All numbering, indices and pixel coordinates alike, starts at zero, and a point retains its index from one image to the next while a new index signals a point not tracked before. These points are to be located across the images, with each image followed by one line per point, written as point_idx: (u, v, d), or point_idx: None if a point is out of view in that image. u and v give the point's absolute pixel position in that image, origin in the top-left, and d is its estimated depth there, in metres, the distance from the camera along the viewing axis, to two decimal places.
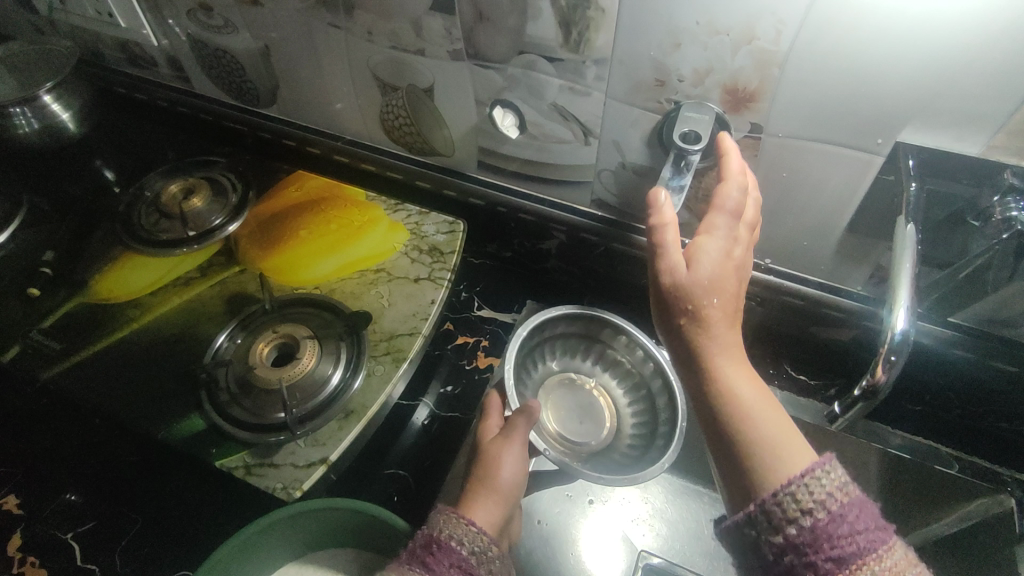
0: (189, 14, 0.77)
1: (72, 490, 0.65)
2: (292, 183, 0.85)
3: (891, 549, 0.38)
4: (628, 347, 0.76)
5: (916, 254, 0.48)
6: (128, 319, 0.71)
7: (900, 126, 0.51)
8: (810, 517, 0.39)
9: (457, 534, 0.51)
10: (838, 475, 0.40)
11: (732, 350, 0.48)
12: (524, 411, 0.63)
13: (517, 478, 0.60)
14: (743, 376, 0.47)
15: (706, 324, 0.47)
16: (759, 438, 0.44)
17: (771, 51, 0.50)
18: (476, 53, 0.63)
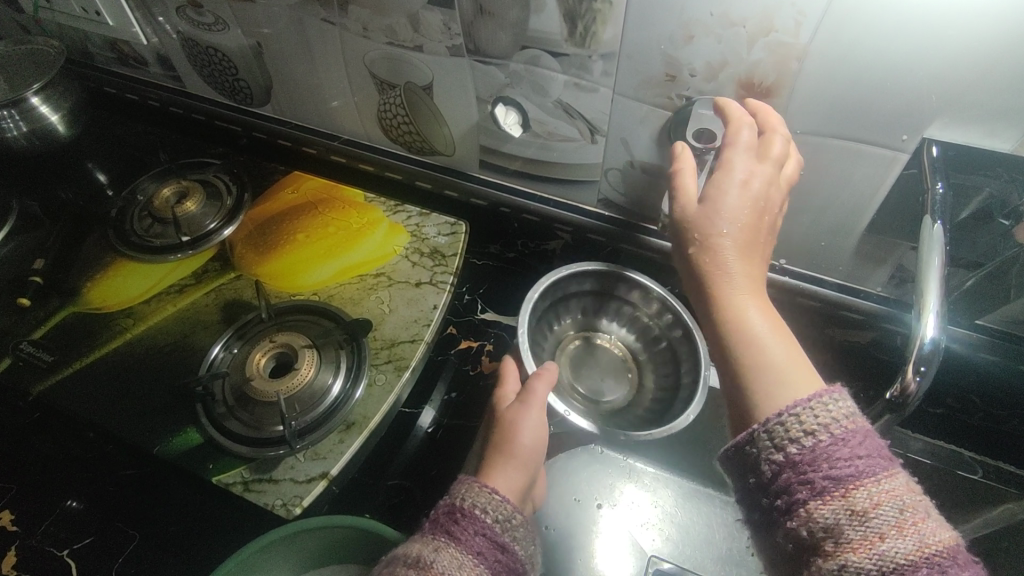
0: (179, 11, 0.74)
1: (73, 497, 0.64)
2: (289, 185, 0.83)
3: (893, 476, 0.36)
4: (646, 303, 0.74)
5: (945, 261, 0.45)
6: (122, 329, 0.69)
7: (926, 120, 0.48)
8: (811, 438, 0.38)
9: (480, 502, 0.51)
10: (846, 403, 0.39)
11: (747, 278, 0.47)
12: (542, 377, 0.63)
13: (537, 445, 0.59)
14: (754, 301, 0.46)
15: (717, 253, 0.47)
16: (765, 365, 0.43)
17: (790, 43, 0.47)
18: (477, 49, 0.60)
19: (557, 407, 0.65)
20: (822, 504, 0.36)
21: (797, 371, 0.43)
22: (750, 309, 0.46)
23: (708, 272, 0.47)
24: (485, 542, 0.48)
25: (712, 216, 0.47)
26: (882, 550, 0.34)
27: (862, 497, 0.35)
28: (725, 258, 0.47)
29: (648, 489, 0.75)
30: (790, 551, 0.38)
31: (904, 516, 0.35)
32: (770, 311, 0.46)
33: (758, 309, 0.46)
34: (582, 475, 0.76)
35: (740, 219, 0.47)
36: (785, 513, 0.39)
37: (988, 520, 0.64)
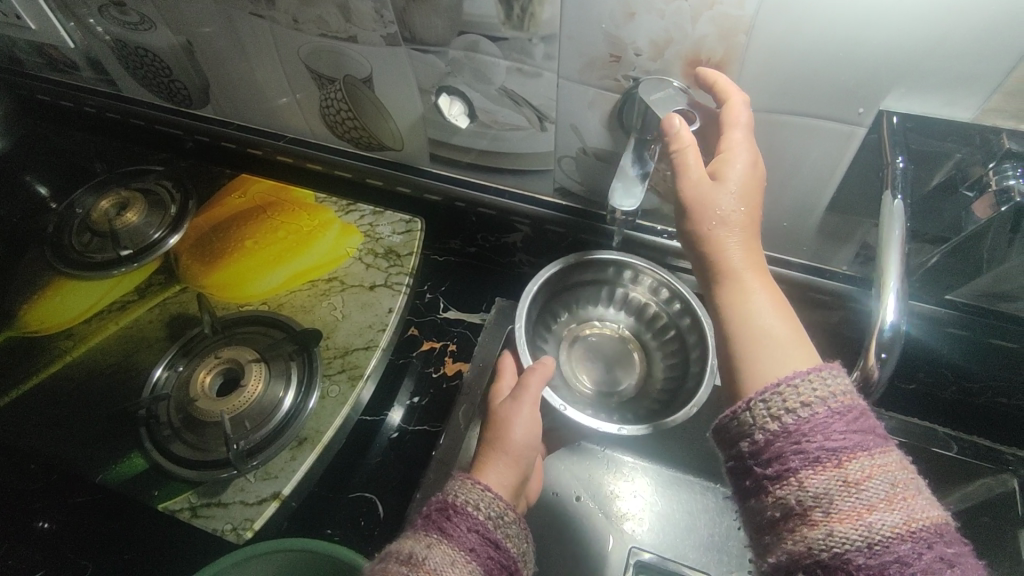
0: (102, 11, 0.69)
1: (43, 517, 0.61)
2: (236, 189, 0.79)
3: (886, 452, 0.35)
4: (651, 289, 0.70)
5: (905, 231, 0.43)
6: (61, 352, 0.65)
7: (883, 92, 0.46)
8: (808, 410, 0.36)
9: (473, 498, 0.48)
10: (844, 379, 0.38)
11: (749, 257, 0.47)
12: (537, 370, 0.61)
13: (531, 440, 0.57)
14: (757, 285, 0.46)
15: (717, 239, 0.47)
16: (760, 338, 0.44)
17: (735, 16, 0.44)
18: (413, 38, 0.56)
19: (552, 402, 0.62)
20: (813, 473, 0.35)
21: (790, 348, 0.43)
22: (752, 287, 0.46)
23: (712, 247, 0.47)
24: (478, 539, 0.46)
25: (709, 205, 0.46)
26: (869, 523, 0.32)
27: (855, 468, 0.34)
28: (724, 245, 0.46)
29: (626, 479, 0.73)
30: (772, 519, 0.36)
31: (894, 491, 0.33)
32: (776, 294, 0.46)
33: (762, 290, 0.46)
34: (559, 469, 0.74)
35: (743, 207, 0.46)
36: (772, 481, 0.37)
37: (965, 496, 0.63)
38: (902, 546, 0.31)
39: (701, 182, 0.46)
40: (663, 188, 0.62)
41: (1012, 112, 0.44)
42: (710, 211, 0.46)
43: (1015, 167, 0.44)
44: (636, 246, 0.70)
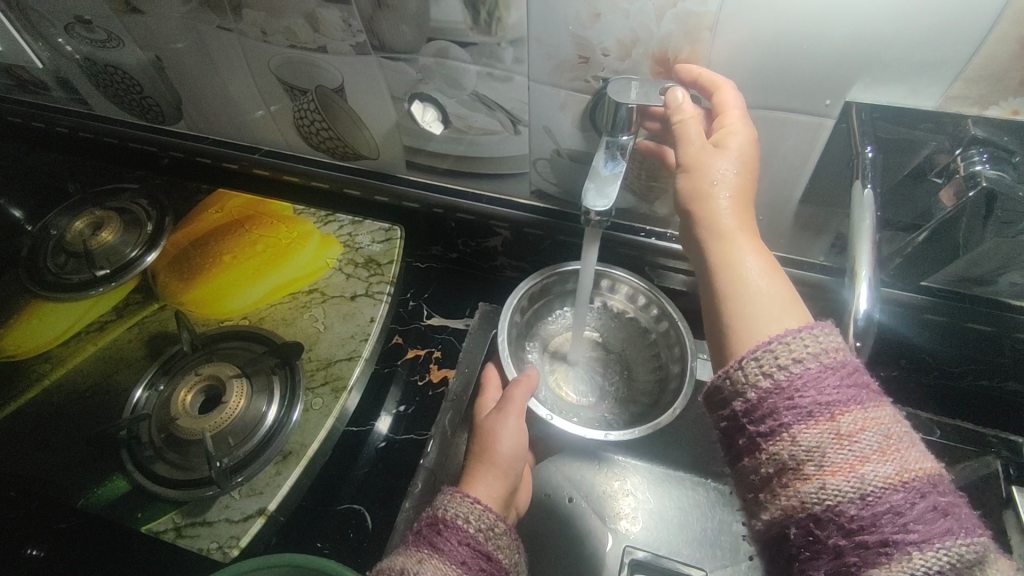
0: (69, 30, 0.68)
1: (33, 544, 0.60)
2: (213, 205, 0.79)
3: (878, 407, 0.35)
4: (628, 296, 0.72)
5: (875, 218, 0.43)
6: (40, 375, 0.65)
7: (848, 84, 0.46)
8: (800, 365, 0.36)
9: (462, 512, 0.49)
10: (837, 337, 0.38)
11: (736, 214, 0.45)
12: (522, 382, 0.61)
13: (518, 451, 0.57)
14: (747, 243, 0.44)
15: (708, 195, 0.45)
16: (743, 294, 0.43)
17: (698, 13, 0.45)
18: (382, 45, 0.56)
19: (540, 413, 0.62)
20: (806, 428, 0.35)
21: (781, 308, 0.41)
22: (739, 246, 0.44)
23: (699, 206, 0.46)
24: (469, 552, 0.46)
25: (703, 171, 0.46)
26: (862, 474, 0.32)
27: (848, 421, 0.34)
28: (712, 203, 0.45)
29: (618, 478, 0.73)
30: (766, 476, 0.36)
31: (887, 442, 0.33)
32: (767, 255, 0.44)
33: (751, 249, 0.44)
34: (551, 471, 0.74)
35: (738, 174, 0.46)
36: (765, 438, 0.36)
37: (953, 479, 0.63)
38: (895, 496, 0.32)
39: (704, 152, 0.46)
40: (638, 186, 0.62)
41: (975, 98, 0.44)
42: (706, 176, 0.46)
43: (980, 153, 0.45)
44: (615, 246, 0.69)
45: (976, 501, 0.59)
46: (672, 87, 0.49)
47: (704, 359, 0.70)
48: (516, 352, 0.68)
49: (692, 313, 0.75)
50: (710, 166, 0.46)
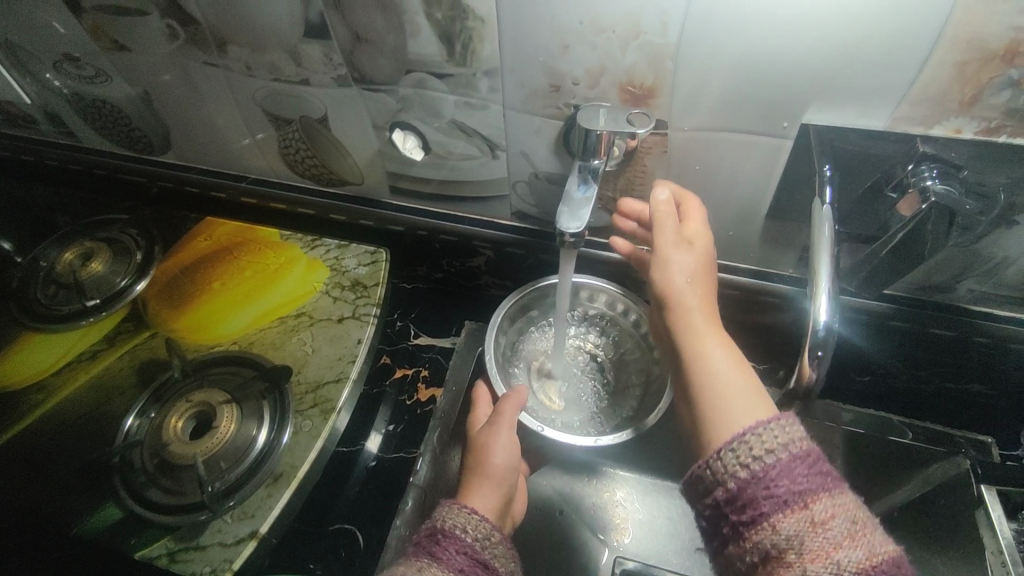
0: (57, 67, 0.70)
1: None
2: (201, 233, 0.80)
3: (843, 493, 0.37)
4: (608, 303, 0.73)
5: (834, 229, 0.45)
6: (31, 406, 0.65)
7: (803, 107, 0.49)
8: (773, 456, 0.38)
9: (460, 522, 0.50)
10: (801, 427, 0.40)
11: (706, 313, 0.50)
12: (511, 397, 0.62)
13: (511, 463, 0.59)
14: (716, 340, 0.49)
15: (676, 291, 0.51)
16: (712, 382, 0.46)
17: (660, 44, 0.47)
18: (363, 77, 0.59)
19: (529, 424, 0.63)
20: (784, 516, 0.36)
21: (749, 395, 0.44)
22: (710, 342, 0.49)
23: (673, 299, 0.51)
24: (466, 560, 0.48)
25: (670, 265, 0.51)
26: (838, 560, 0.34)
27: (820, 508, 0.36)
28: (682, 300, 0.51)
29: (607, 489, 0.75)
30: (750, 565, 0.37)
31: (855, 528, 0.35)
32: (735, 353, 0.49)
33: (720, 345, 0.49)
34: (540, 484, 0.75)
35: (698, 269, 0.52)
36: (746, 526, 0.38)
37: (927, 478, 0.64)
38: None
39: (671, 243, 0.52)
40: (614, 206, 0.65)
41: (919, 119, 0.47)
42: (675, 268, 0.51)
43: (930, 169, 0.47)
44: (594, 263, 0.72)
45: (947, 499, 0.61)
46: (639, 114, 0.50)
47: None
48: (502, 368, 0.69)
49: None
50: (679, 258, 0.51)
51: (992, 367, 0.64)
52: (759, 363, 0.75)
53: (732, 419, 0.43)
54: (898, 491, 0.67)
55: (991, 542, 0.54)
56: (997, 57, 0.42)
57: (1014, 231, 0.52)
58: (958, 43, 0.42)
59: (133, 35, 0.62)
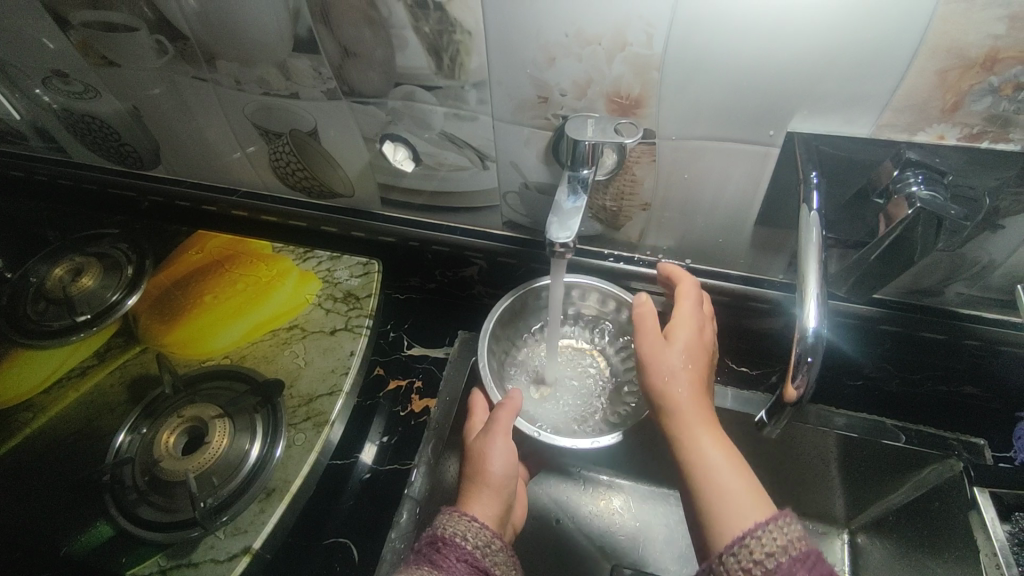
0: (46, 83, 0.70)
1: None
2: (193, 246, 0.80)
3: None
4: (599, 301, 0.71)
5: (821, 235, 0.45)
6: (20, 425, 0.65)
7: (789, 115, 0.50)
8: (773, 560, 0.40)
9: (460, 530, 0.51)
10: (799, 526, 0.42)
11: (698, 409, 0.50)
12: (507, 404, 0.60)
13: (510, 470, 0.58)
14: (708, 435, 0.49)
15: (664, 389, 0.51)
16: (710, 486, 0.46)
17: (645, 55, 0.48)
18: (352, 91, 0.59)
19: (524, 429, 0.60)
20: None
21: (744, 493, 0.45)
22: (702, 436, 0.49)
23: (663, 399, 0.51)
24: (467, 568, 0.48)
25: (656, 365, 0.52)
26: None
27: None
28: (670, 396, 0.51)
29: (603, 497, 0.75)
30: None
31: None
32: (729, 446, 0.49)
33: (712, 440, 0.49)
34: (536, 494, 0.75)
35: (686, 364, 0.52)
36: None
37: (920, 481, 0.64)
38: None
39: (656, 346, 0.53)
40: (604, 214, 0.65)
41: (903, 126, 0.48)
42: (661, 367, 0.52)
43: (915, 175, 0.47)
44: (586, 271, 0.72)
45: (942, 501, 0.61)
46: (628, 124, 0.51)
47: None
48: (496, 377, 0.69)
49: None
50: (665, 355, 0.52)
51: (982, 370, 0.65)
52: (751, 369, 0.75)
53: (731, 520, 0.44)
54: (893, 494, 0.67)
55: (985, 545, 0.54)
56: (975, 65, 0.42)
57: (998, 235, 0.53)
58: (937, 52, 0.42)
59: (121, 51, 0.63)
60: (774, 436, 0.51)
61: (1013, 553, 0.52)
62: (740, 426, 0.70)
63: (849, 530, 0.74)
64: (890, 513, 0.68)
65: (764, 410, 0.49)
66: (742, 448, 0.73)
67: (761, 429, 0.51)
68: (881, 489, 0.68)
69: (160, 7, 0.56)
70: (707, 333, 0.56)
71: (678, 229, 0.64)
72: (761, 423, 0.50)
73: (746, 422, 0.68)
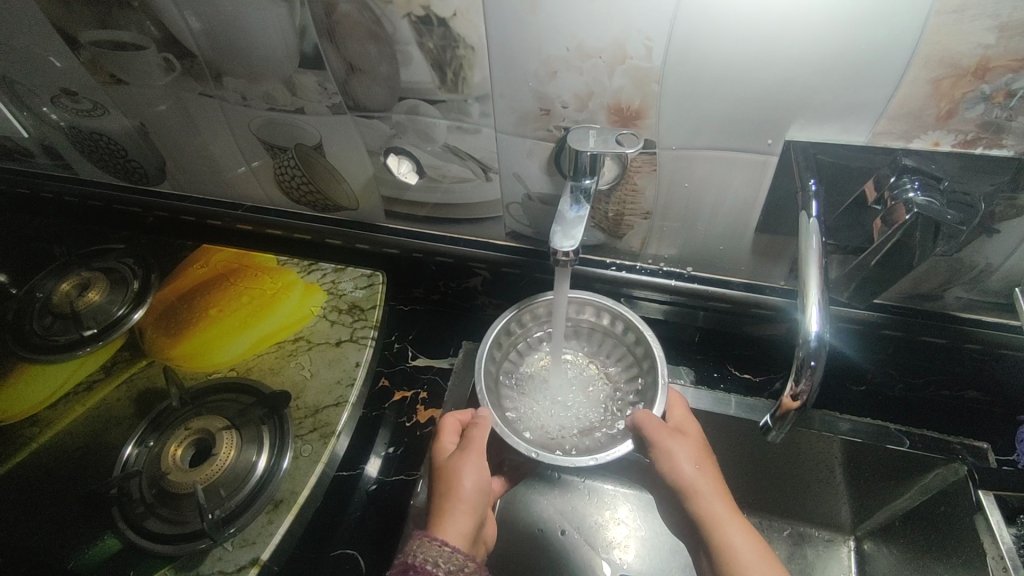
0: (54, 101, 0.71)
1: None
2: (198, 260, 0.81)
3: None
4: (593, 315, 0.71)
5: (821, 242, 0.46)
6: (28, 439, 0.65)
7: (787, 124, 0.51)
8: None
9: (431, 556, 0.51)
10: None
11: (720, 498, 0.56)
12: (480, 423, 0.60)
13: (481, 488, 0.58)
14: (738, 526, 0.54)
15: (690, 482, 0.57)
16: (741, 572, 0.51)
17: (645, 67, 0.49)
18: (357, 105, 0.60)
19: (521, 449, 0.59)
20: None
21: None
22: (732, 527, 0.54)
23: (689, 490, 0.57)
24: None
25: (672, 460, 0.58)
26: None
27: None
28: (697, 490, 0.56)
29: (610, 507, 0.75)
30: None
31: None
32: (754, 533, 0.54)
33: (741, 532, 0.54)
34: (542, 504, 0.75)
35: (700, 462, 0.58)
36: None
37: (925, 486, 0.64)
38: None
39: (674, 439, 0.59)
40: (606, 223, 0.66)
41: (899, 133, 0.49)
42: (680, 460, 0.57)
43: (912, 181, 0.48)
44: (589, 281, 0.73)
45: (948, 506, 0.61)
46: (628, 134, 0.52)
47: (684, 385, 0.72)
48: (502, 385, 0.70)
49: (666, 340, 0.78)
50: (680, 449, 0.58)
51: (983, 373, 0.65)
52: (754, 376, 0.75)
53: None
54: (899, 498, 0.67)
55: (992, 548, 0.54)
56: (968, 75, 0.44)
57: (995, 239, 0.54)
58: (930, 61, 0.43)
59: (129, 69, 0.64)
60: (778, 441, 0.51)
61: (1019, 555, 0.52)
62: (745, 433, 0.70)
63: (855, 537, 0.74)
64: (896, 519, 0.68)
65: (769, 414, 0.49)
66: (747, 455, 0.74)
67: (764, 434, 0.51)
68: (887, 493, 0.68)
69: (169, 26, 0.58)
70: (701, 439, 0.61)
71: (679, 237, 0.65)
72: (765, 428, 0.50)
73: (751, 429, 0.69)
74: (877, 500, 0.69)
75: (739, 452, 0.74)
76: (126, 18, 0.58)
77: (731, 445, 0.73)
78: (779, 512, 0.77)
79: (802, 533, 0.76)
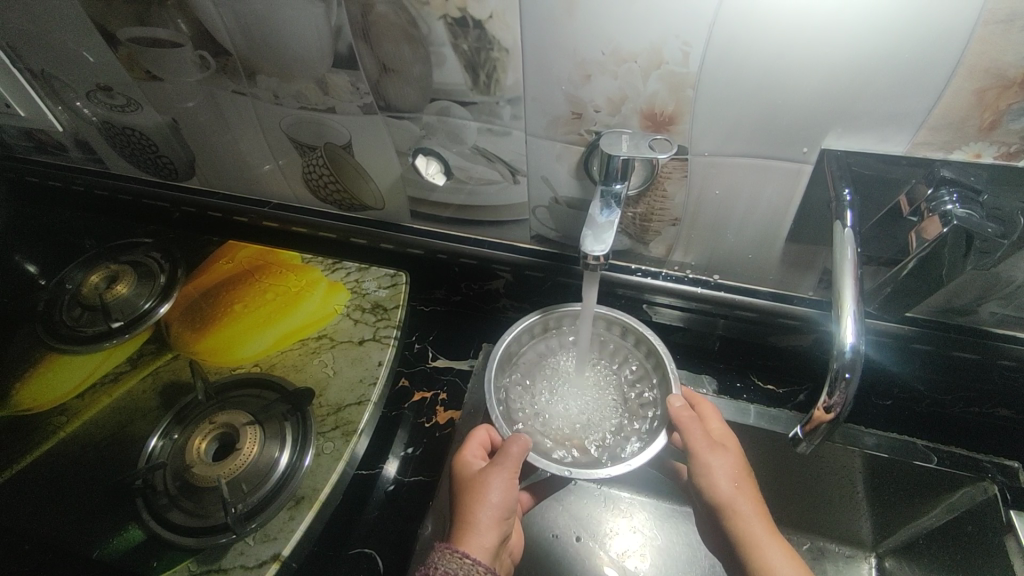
0: (89, 96, 0.72)
1: None
2: (224, 256, 0.82)
3: None
4: (604, 328, 0.71)
5: (858, 253, 0.45)
6: (56, 428, 0.66)
7: (822, 133, 0.50)
8: None
9: (451, 569, 0.50)
10: None
11: (759, 517, 0.55)
12: (518, 441, 0.59)
13: (506, 504, 0.57)
14: (776, 548, 0.53)
15: (727, 500, 0.56)
16: None
17: (682, 72, 0.49)
18: (388, 105, 0.60)
19: (552, 470, 0.57)
20: None
21: None
22: (770, 547, 0.53)
23: (727, 508, 0.56)
24: None
25: (709, 476, 0.57)
26: None
27: None
28: (734, 508, 0.56)
29: (625, 515, 0.74)
30: None
31: None
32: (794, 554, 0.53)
33: (780, 552, 0.53)
34: (558, 510, 0.74)
35: (737, 479, 0.57)
36: None
37: (953, 504, 0.62)
38: None
39: (714, 452, 0.58)
40: (633, 228, 0.65)
41: (938, 144, 0.48)
42: (718, 475, 0.57)
43: (949, 193, 0.47)
44: (612, 286, 0.72)
45: (977, 525, 0.59)
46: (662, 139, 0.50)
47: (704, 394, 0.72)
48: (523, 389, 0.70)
49: (687, 348, 0.78)
50: (719, 464, 0.57)
51: (1016, 392, 0.64)
52: (777, 387, 0.74)
53: None
54: (924, 517, 0.66)
55: None
56: (1013, 86, 0.43)
57: None
58: (975, 72, 0.43)
59: (164, 66, 0.64)
60: (808, 453, 0.50)
61: None
62: (766, 443, 0.69)
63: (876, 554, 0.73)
64: (919, 537, 0.67)
65: (800, 425, 0.49)
66: (767, 466, 0.73)
67: (795, 445, 0.50)
68: (910, 510, 0.67)
69: (205, 23, 0.58)
70: (739, 453, 0.60)
71: (707, 245, 0.65)
72: (796, 438, 0.49)
73: (773, 440, 0.68)
74: (900, 517, 0.68)
75: (760, 463, 0.73)
76: (163, 16, 0.59)
77: (752, 457, 0.72)
78: (797, 525, 0.76)
79: (821, 548, 0.74)
